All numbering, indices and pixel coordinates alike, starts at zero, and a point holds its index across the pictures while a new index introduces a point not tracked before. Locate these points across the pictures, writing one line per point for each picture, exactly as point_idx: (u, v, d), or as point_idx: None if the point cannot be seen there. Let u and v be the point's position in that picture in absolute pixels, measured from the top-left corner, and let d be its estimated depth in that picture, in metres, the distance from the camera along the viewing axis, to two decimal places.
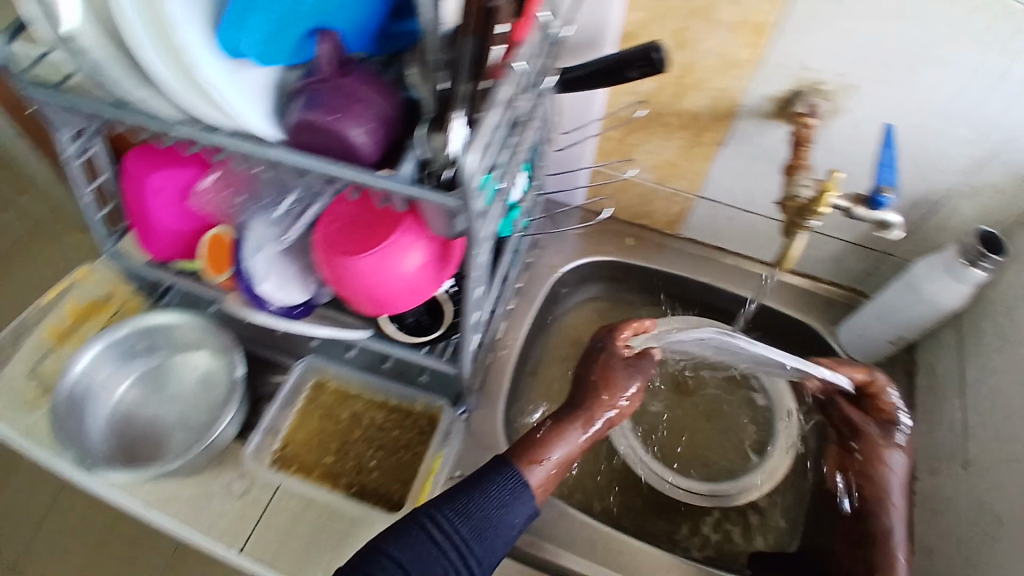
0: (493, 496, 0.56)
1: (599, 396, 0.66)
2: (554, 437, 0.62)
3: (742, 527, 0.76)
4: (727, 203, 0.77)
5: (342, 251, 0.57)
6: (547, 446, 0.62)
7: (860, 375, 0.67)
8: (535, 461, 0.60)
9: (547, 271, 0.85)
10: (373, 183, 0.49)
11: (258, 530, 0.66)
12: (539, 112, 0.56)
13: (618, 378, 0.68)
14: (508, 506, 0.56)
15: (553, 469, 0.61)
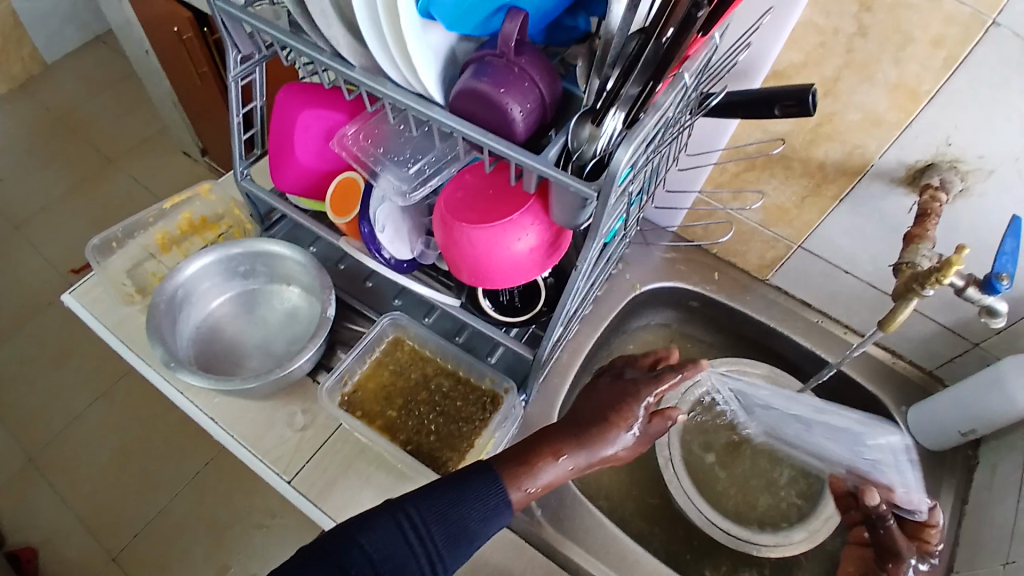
0: (471, 506, 0.53)
1: (603, 424, 0.59)
2: (543, 460, 0.56)
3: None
4: (827, 257, 0.79)
5: (461, 217, 0.59)
6: (536, 468, 0.56)
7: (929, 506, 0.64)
8: (519, 484, 0.55)
9: (628, 286, 0.86)
10: (519, 158, 0.50)
11: (313, 461, 0.68)
12: (681, 127, 0.58)
13: (627, 405, 0.60)
14: (486, 519, 0.53)
15: (535, 491, 0.56)
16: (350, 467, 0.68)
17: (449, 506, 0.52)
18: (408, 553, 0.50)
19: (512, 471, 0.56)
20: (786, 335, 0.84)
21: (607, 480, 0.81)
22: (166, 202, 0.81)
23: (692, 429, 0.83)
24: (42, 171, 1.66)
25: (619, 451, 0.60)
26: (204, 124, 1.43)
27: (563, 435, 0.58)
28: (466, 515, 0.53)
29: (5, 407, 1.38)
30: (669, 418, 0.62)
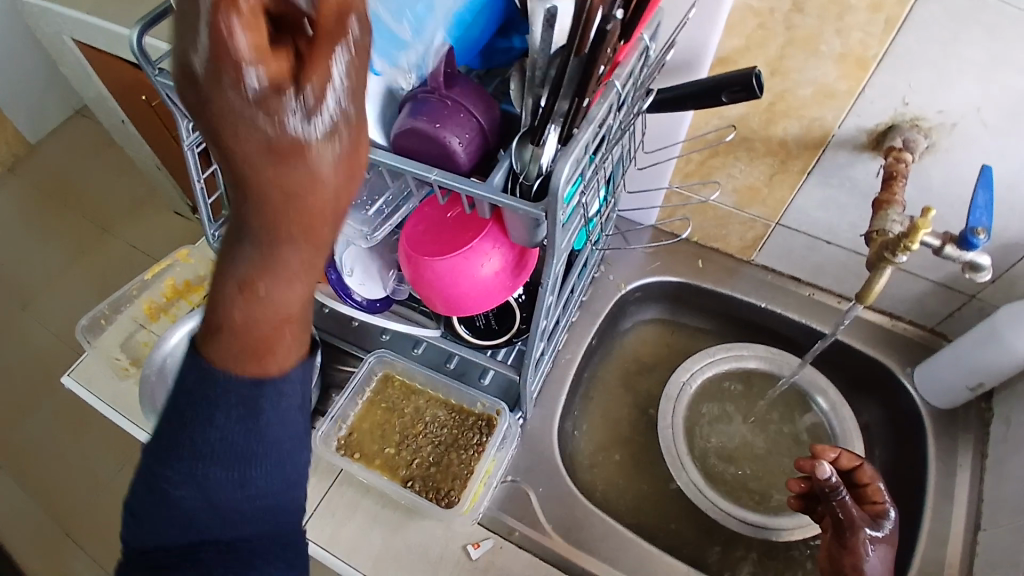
0: (213, 447, 0.39)
1: (274, 164, 0.30)
2: (242, 313, 0.35)
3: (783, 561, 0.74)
4: (807, 231, 0.77)
5: (423, 251, 0.60)
6: (257, 329, 0.36)
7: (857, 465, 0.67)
8: (247, 357, 0.37)
9: (614, 287, 0.85)
10: (465, 189, 0.50)
11: (322, 507, 0.69)
12: (626, 132, 0.58)
13: (251, 143, 0.30)
14: (259, 430, 0.39)
15: (284, 337, 0.37)
16: (357, 509, 0.69)
17: (201, 469, 0.39)
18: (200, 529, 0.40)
19: (231, 354, 0.37)
20: (780, 313, 0.83)
21: (618, 484, 0.80)
22: (147, 273, 0.83)
23: (695, 422, 0.82)
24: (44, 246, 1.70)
25: (327, 192, 0.32)
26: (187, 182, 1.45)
27: (253, 261, 0.33)
28: (238, 444, 0.39)
29: (38, 484, 1.41)
30: (317, 61, 0.30)
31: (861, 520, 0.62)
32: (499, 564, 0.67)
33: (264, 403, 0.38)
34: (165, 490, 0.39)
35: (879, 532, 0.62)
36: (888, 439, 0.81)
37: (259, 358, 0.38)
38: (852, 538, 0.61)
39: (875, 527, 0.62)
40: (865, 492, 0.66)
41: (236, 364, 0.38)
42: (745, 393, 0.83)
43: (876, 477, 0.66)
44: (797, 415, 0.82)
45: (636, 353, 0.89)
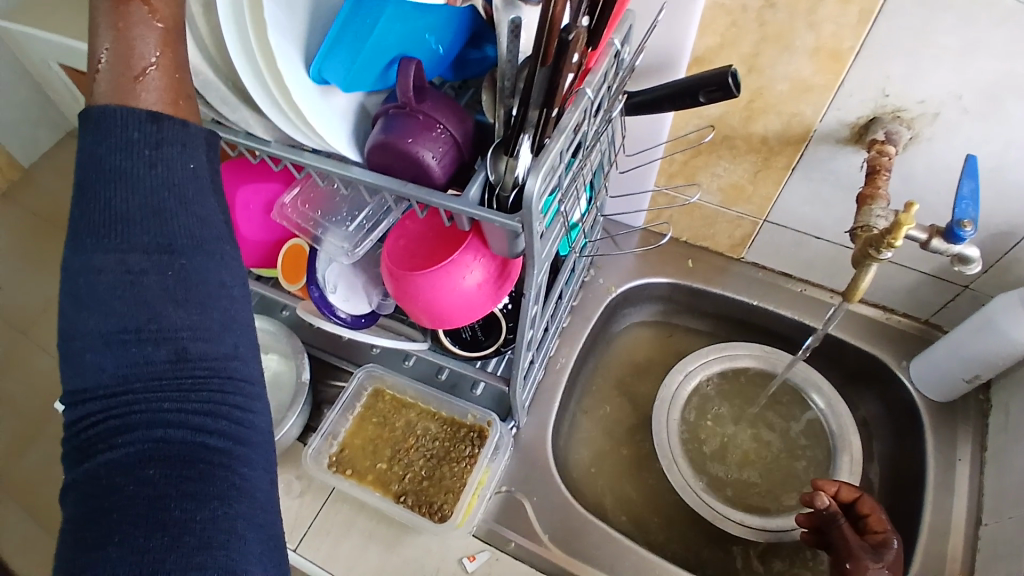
0: (141, 248, 0.40)
1: None
2: (117, 16, 0.40)
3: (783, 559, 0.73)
4: (795, 227, 0.77)
5: (405, 266, 0.60)
6: (138, 47, 0.40)
7: (853, 495, 0.68)
8: (129, 77, 0.40)
9: (603, 290, 0.85)
10: (440, 203, 0.50)
11: (315, 527, 0.69)
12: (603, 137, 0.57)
13: None
14: (182, 197, 0.41)
15: (168, 62, 0.42)
16: (352, 526, 0.69)
17: (136, 288, 0.39)
18: (136, 353, 0.39)
19: (117, 79, 0.40)
20: (772, 311, 0.82)
21: (616, 488, 0.79)
22: None
23: (691, 423, 0.81)
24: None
25: None
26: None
27: None
28: (162, 235, 0.40)
29: None
30: None
31: (859, 549, 0.63)
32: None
33: (169, 162, 0.41)
34: (97, 303, 0.39)
35: (880, 559, 0.63)
36: (887, 434, 0.80)
37: (143, 84, 0.41)
38: (851, 566, 0.62)
39: (874, 556, 0.63)
40: (865, 523, 0.67)
41: (127, 102, 0.40)
42: (740, 393, 0.83)
43: (876, 508, 0.67)
44: (794, 414, 0.80)
45: (629, 355, 0.89)
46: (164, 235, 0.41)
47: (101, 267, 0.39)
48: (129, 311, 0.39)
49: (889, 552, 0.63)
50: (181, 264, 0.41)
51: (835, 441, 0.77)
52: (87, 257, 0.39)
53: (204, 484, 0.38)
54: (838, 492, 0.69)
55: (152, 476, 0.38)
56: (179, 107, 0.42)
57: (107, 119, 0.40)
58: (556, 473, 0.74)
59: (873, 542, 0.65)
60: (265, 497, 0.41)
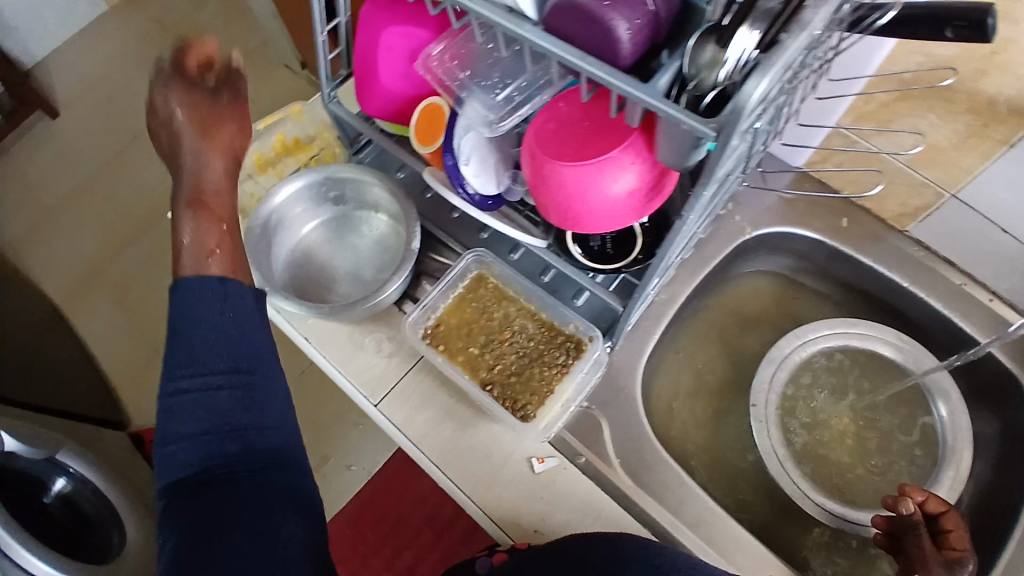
0: (211, 358, 0.54)
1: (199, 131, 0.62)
2: (193, 219, 0.60)
3: (841, 545, 0.71)
4: (983, 212, 0.66)
5: (553, 153, 0.54)
6: (201, 239, 0.59)
7: (940, 506, 0.62)
8: (204, 255, 0.58)
9: (736, 229, 0.77)
10: (622, 87, 0.43)
11: (397, 391, 0.70)
12: (814, 66, 0.48)
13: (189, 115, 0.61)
14: (240, 328, 0.56)
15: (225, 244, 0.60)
16: (431, 399, 0.70)
17: (212, 391, 0.53)
18: (214, 440, 0.52)
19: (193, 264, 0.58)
20: (919, 297, 0.73)
21: (690, 432, 0.77)
22: (259, 123, 0.78)
23: (790, 392, 0.76)
24: (143, 68, 1.66)
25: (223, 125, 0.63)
26: (305, 45, 1.41)
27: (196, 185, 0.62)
28: (226, 350, 0.54)
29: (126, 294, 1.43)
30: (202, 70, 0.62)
31: (932, 562, 0.59)
32: (560, 483, 0.67)
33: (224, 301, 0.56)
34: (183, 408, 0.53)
35: None
36: (993, 457, 0.71)
37: (210, 257, 0.58)
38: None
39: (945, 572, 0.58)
40: (944, 537, 0.62)
41: (198, 269, 0.58)
42: (855, 374, 0.76)
43: (962, 526, 0.61)
44: (909, 413, 0.74)
45: (740, 304, 0.82)
46: (232, 356, 0.55)
47: (191, 382, 0.53)
48: (207, 414, 0.53)
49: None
50: (254, 383, 0.55)
51: (943, 453, 0.70)
52: (184, 374, 0.53)
53: (270, 515, 0.51)
54: (925, 499, 0.63)
55: (240, 502, 0.50)
56: (237, 274, 0.59)
57: (188, 285, 0.56)
58: (638, 402, 0.72)
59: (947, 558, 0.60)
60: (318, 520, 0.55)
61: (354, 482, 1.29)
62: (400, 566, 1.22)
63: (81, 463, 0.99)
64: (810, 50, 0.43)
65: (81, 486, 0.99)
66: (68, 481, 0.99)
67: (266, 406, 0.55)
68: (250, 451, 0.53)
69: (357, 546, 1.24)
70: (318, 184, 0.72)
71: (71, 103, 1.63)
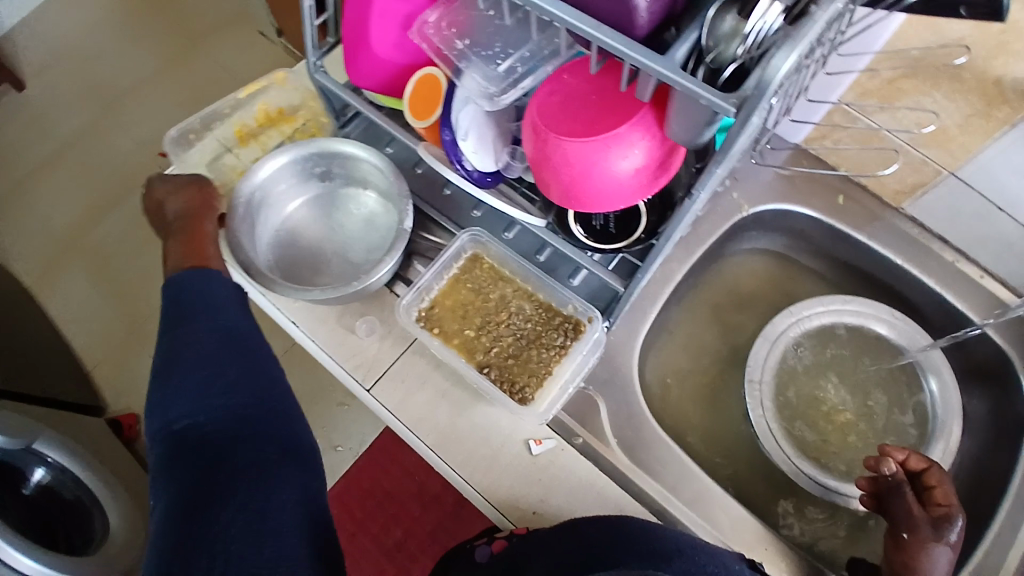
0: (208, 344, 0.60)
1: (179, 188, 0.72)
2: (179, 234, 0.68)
3: (830, 516, 0.72)
4: (983, 191, 0.66)
5: (558, 128, 0.51)
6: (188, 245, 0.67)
7: (919, 463, 0.63)
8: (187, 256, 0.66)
9: (734, 206, 0.76)
10: (637, 58, 0.41)
11: (390, 374, 0.68)
12: (831, 42, 0.47)
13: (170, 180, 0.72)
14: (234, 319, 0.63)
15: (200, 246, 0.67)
16: (426, 381, 0.68)
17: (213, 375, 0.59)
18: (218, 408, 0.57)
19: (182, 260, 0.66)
20: (911, 275, 0.74)
21: (686, 411, 0.77)
22: (242, 91, 0.76)
23: (784, 370, 0.77)
24: (110, 34, 1.57)
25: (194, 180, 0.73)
26: (284, 14, 1.35)
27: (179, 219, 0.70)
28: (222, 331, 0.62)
29: (97, 271, 1.37)
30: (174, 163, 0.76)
31: (918, 520, 0.60)
32: (561, 464, 0.66)
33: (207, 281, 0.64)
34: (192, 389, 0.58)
35: (939, 535, 0.59)
36: (980, 432, 0.73)
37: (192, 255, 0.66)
38: (909, 538, 0.60)
39: (933, 533, 0.59)
40: (929, 494, 0.62)
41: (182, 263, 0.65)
42: (849, 351, 0.77)
43: (945, 481, 0.62)
44: (901, 391, 0.75)
45: (735, 281, 0.82)
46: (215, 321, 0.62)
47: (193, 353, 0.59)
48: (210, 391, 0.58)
49: (951, 529, 0.59)
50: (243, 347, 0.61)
51: (934, 426, 0.72)
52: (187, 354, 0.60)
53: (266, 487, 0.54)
54: (904, 456, 0.64)
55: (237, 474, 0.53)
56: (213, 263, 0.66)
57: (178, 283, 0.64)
58: (635, 381, 0.72)
59: (933, 515, 0.61)
60: (314, 481, 0.59)
61: (341, 463, 1.27)
62: (389, 544, 1.21)
63: (60, 452, 0.95)
64: (833, 26, 0.43)
65: (60, 475, 0.96)
66: (47, 470, 0.95)
67: (256, 368, 0.61)
68: (232, 411, 0.57)
69: (345, 526, 1.22)
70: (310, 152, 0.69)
71: (34, 71, 1.53)
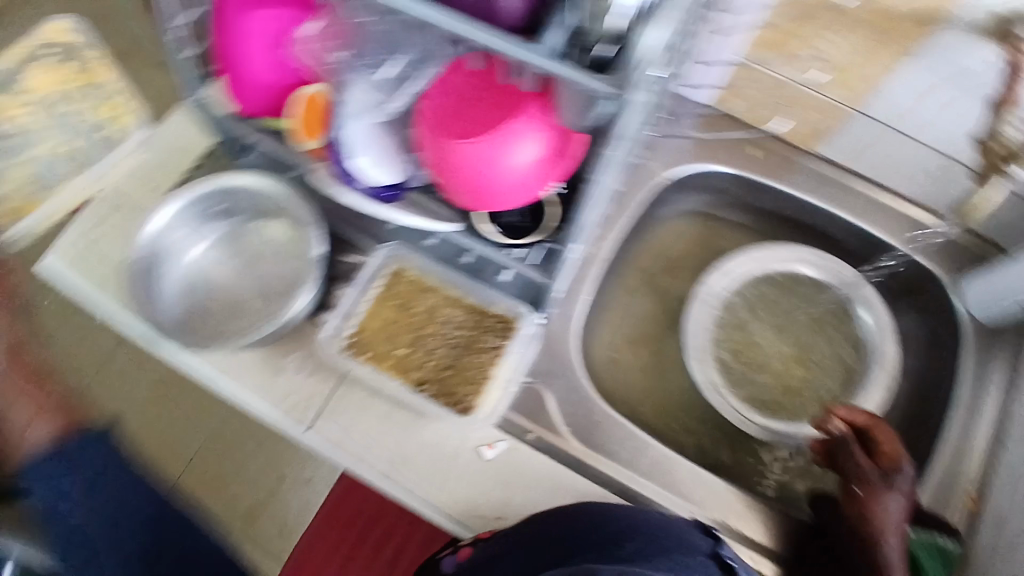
0: None
1: None
2: None
3: (784, 461, 0.73)
4: (886, 121, 0.67)
5: (449, 134, 0.49)
6: None
7: (862, 419, 0.63)
8: None
9: (650, 174, 0.76)
10: (511, 51, 0.39)
11: (328, 409, 0.65)
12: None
13: None
14: None
15: None
16: (367, 407, 0.65)
17: None
18: None
19: None
20: (828, 211, 0.75)
21: (636, 383, 0.77)
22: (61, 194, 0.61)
23: (725, 327, 0.77)
24: None
25: None
26: None
27: None
28: None
29: None
30: None
31: (868, 472, 0.61)
32: (516, 463, 0.65)
33: None
34: None
35: (890, 484, 0.60)
36: (919, 352, 0.75)
37: None
38: (862, 492, 0.61)
39: (884, 484, 0.61)
40: None
41: None
42: (783, 296, 0.78)
43: (890, 432, 0.62)
44: (837, 326, 0.76)
45: (665, 247, 0.82)
46: None
47: None
48: None
49: (901, 478, 0.61)
50: None
51: (868, 351, 0.73)
52: None
53: None
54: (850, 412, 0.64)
55: None
56: None
57: None
58: (580, 365, 0.72)
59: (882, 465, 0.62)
60: None
61: None
62: None
63: None
64: None
65: None
66: None
67: None
68: None
69: None
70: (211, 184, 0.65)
71: None
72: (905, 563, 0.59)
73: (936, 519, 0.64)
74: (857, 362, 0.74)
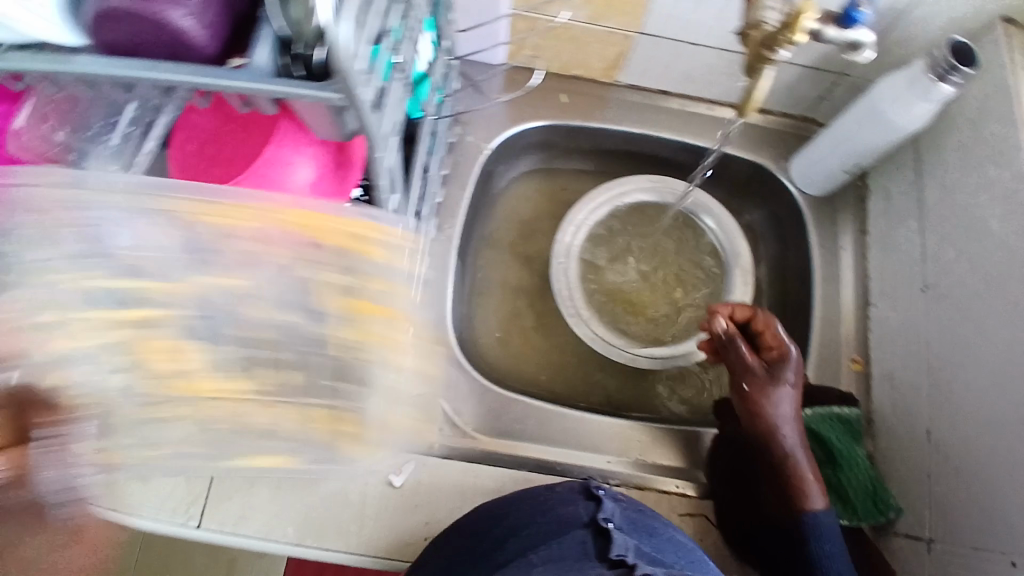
0: None
1: None
2: None
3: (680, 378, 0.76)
4: (670, 35, 0.68)
5: (206, 178, 0.47)
6: None
7: (742, 312, 0.66)
8: None
9: (475, 148, 0.73)
10: (221, 86, 0.35)
11: (213, 499, 0.60)
12: None
13: None
14: None
15: None
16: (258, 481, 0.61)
17: None
18: None
19: None
20: (651, 135, 0.76)
21: (525, 359, 0.76)
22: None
23: (591, 275, 0.77)
24: None
25: None
26: None
27: None
28: None
29: None
30: None
31: (751, 365, 0.62)
32: (427, 483, 0.62)
33: None
34: None
35: (776, 376, 0.61)
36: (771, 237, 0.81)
37: None
38: (751, 390, 0.62)
39: (768, 375, 0.61)
40: (762, 339, 0.65)
41: None
42: (634, 227, 0.79)
43: (771, 321, 0.64)
44: (689, 241, 0.79)
45: (514, 216, 0.80)
46: None
47: None
48: None
49: (790, 367, 0.61)
50: None
51: (728, 258, 0.76)
52: None
53: None
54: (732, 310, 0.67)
55: None
56: None
57: None
58: (461, 357, 0.70)
59: (769, 358, 0.63)
60: None
61: None
62: None
63: None
64: None
65: None
66: None
67: None
68: None
69: None
70: (346, 284, 0.48)
71: None
72: (807, 446, 0.59)
73: (833, 392, 0.69)
74: (717, 269, 0.78)
